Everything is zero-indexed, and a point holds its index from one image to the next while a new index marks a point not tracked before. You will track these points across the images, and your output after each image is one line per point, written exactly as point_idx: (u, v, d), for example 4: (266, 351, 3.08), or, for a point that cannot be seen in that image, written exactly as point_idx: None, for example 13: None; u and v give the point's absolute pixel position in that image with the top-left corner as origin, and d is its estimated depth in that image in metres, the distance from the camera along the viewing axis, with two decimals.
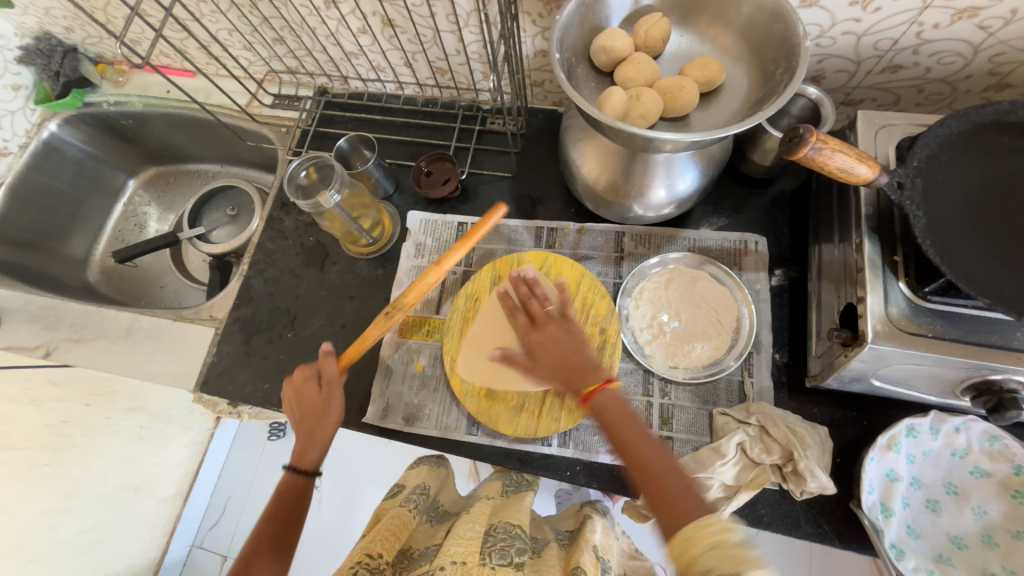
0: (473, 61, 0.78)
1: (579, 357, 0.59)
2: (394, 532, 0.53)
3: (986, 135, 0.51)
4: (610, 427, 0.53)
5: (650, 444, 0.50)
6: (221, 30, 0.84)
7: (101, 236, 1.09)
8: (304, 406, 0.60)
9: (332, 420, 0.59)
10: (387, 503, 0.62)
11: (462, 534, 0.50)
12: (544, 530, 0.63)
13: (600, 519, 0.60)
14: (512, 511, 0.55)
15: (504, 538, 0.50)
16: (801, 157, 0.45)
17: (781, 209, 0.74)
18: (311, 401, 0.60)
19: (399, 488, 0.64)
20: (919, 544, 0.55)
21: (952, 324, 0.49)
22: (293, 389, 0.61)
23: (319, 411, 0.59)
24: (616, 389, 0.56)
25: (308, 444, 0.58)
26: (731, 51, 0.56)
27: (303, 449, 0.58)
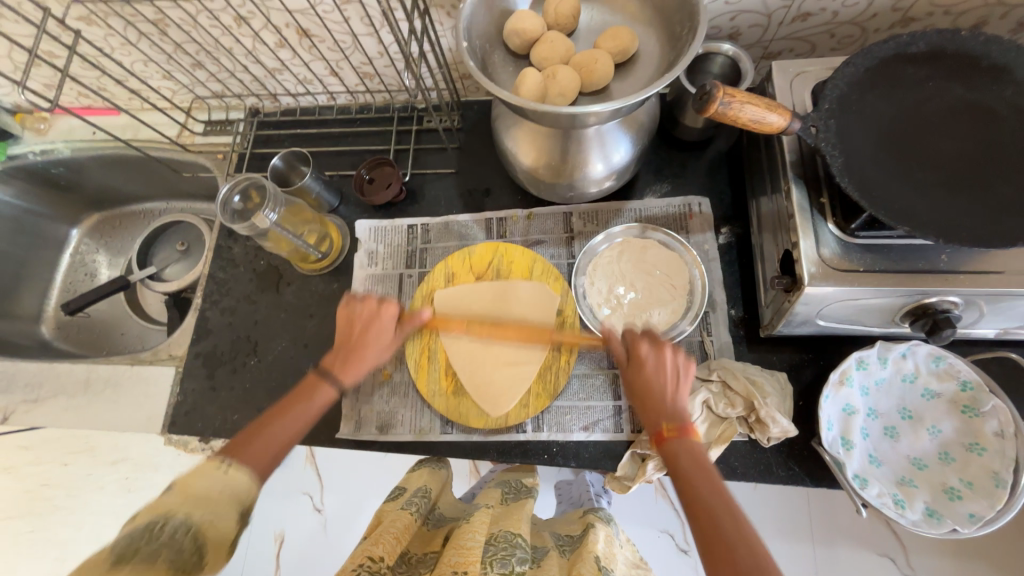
0: (397, 61, 0.77)
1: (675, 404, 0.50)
2: (395, 534, 0.51)
3: (891, 70, 0.53)
4: (679, 483, 0.44)
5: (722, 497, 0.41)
6: (136, 62, 0.82)
7: (51, 290, 1.05)
8: (366, 328, 0.60)
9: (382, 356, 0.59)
10: (388, 507, 0.60)
11: (463, 545, 0.49)
12: (545, 537, 0.62)
13: (604, 528, 0.60)
14: (513, 519, 0.54)
15: (504, 548, 0.49)
16: (713, 113, 0.45)
17: (720, 167, 0.75)
18: (380, 323, 0.60)
19: (399, 491, 0.62)
20: (882, 471, 0.56)
21: (881, 256, 0.51)
22: (366, 311, 0.61)
23: (369, 341, 0.59)
24: (698, 442, 0.47)
25: (353, 365, 0.58)
26: (640, 18, 0.57)
27: (337, 366, 0.57)
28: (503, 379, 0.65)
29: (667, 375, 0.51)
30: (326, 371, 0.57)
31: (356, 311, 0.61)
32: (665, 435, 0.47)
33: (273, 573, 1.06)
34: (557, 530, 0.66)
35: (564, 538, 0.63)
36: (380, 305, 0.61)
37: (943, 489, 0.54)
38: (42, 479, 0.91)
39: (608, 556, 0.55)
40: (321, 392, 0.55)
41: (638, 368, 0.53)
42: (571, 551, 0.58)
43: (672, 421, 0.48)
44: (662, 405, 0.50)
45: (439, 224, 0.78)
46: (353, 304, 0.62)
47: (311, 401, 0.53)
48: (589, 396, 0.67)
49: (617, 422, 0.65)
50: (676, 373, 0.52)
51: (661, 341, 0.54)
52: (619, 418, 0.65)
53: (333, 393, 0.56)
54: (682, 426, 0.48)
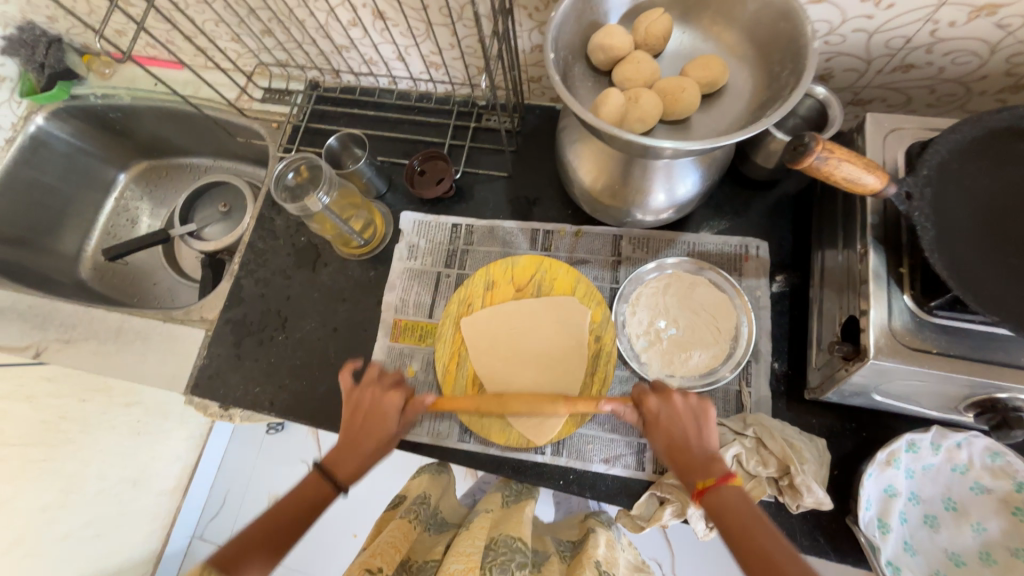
0: (467, 56, 0.75)
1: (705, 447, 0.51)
2: (395, 543, 0.51)
3: (1001, 142, 0.49)
4: (726, 530, 0.44)
5: (758, 524, 0.44)
6: (207, 21, 0.82)
7: (92, 231, 1.07)
8: (369, 417, 0.59)
9: (384, 443, 0.58)
10: (389, 513, 0.62)
11: (463, 550, 0.49)
12: (546, 542, 0.62)
13: (604, 532, 0.60)
14: (513, 525, 0.53)
15: (504, 553, 0.48)
16: (806, 166, 0.42)
17: (784, 212, 0.72)
18: (384, 413, 0.59)
19: (400, 499, 0.64)
20: (915, 560, 0.54)
21: (957, 340, 0.48)
22: (371, 395, 0.60)
23: (371, 433, 0.58)
24: (739, 488, 0.47)
25: (358, 459, 0.56)
26: (736, 51, 0.54)
27: (337, 462, 0.56)
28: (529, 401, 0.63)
29: (704, 436, 0.52)
30: (329, 470, 0.55)
31: (363, 397, 0.60)
32: (702, 488, 0.48)
33: None
34: (558, 534, 0.67)
35: (565, 543, 0.63)
36: (386, 392, 0.60)
37: None
38: None
39: (609, 559, 0.54)
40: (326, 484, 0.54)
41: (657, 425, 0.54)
42: (570, 556, 0.59)
43: (709, 469, 0.49)
44: (694, 457, 0.51)
45: (483, 227, 0.77)
46: (359, 393, 0.61)
47: (307, 499, 0.53)
48: (614, 429, 0.65)
49: (639, 460, 0.63)
50: (694, 416, 0.53)
51: (671, 389, 0.55)
52: (642, 456, 0.63)
53: (333, 493, 0.54)
54: (718, 472, 0.48)
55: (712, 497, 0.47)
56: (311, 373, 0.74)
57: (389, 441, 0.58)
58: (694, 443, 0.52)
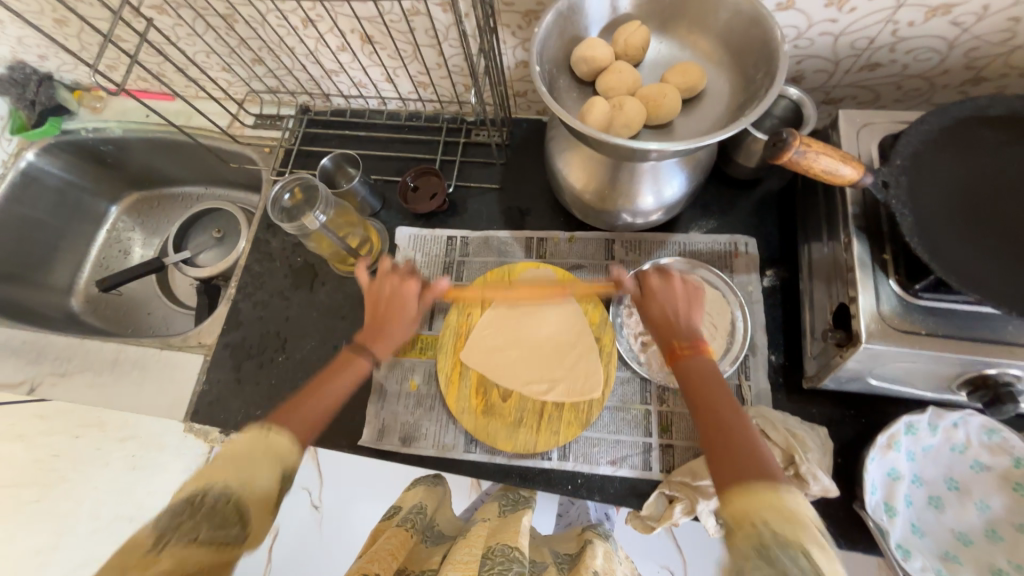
0: (454, 74, 0.78)
1: (688, 324, 0.52)
2: (392, 548, 0.49)
3: (967, 130, 0.52)
4: (686, 382, 0.48)
5: (727, 406, 0.45)
6: (199, 52, 0.84)
7: (85, 264, 1.07)
8: (389, 304, 0.59)
9: (409, 328, 0.60)
10: (384, 524, 0.59)
11: (459, 559, 0.48)
12: (543, 552, 0.60)
13: (603, 543, 0.58)
14: (511, 532, 0.52)
15: (502, 562, 0.47)
16: (786, 160, 0.44)
17: (769, 208, 0.74)
18: (404, 298, 0.60)
19: (395, 509, 0.61)
20: (924, 542, 0.54)
21: (944, 321, 0.49)
22: (390, 284, 0.60)
23: (397, 315, 0.59)
24: (710, 360, 0.49)
25: (382, 339, 0.58)
26: (712, 57, 0.57)
27: (370, 339, 0.58)
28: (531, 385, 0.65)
29: (681, 302, 0.54)
30: (360, 347, 0.57)
31: (381, 287, 0.61)
32: (681, 350, 0.50)
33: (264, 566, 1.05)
34: (556, 547, 0.64)
35: (563, 555, 0.61)
36: (403, 280, 0.60)
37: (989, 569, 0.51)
38: (52, 450, 0.90)
39: (606, 570, 0.53)
40: (355, 364, 0.55)
41: (649, 297, 0.55)
42: (569, 567, 0.57)
43: (685, 339, 0.51)
44: (679, 328, 0.52)
45: (478, 238, 0.78)
46: (377, 284, 0.61)
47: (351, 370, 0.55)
48: (619, 430, 0.65)
49: (645, 460, 0.63)
50: (687, 296, 0.54)
51: (666, 270, 0.57)
52: (648, 456, 0.64)
53: (367, 367, 0.56)
54: (696, 344, 0.50)
55: (684, 366, 0.49)
56: None
57: (412, 321, 0.60)
58: (663, 291, 0.55)
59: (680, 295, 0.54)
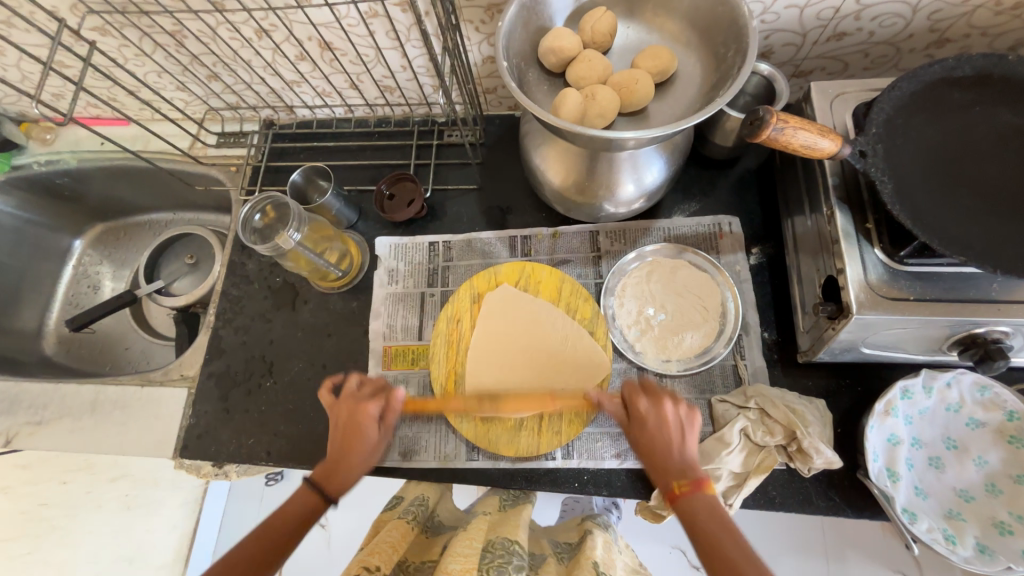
0: (420, 75, 0.76)
1: (677, 449, 0.50)
2: (394, 539, 0.51)
3: (937, 93, 0.52)
4: (697, 536, 0.44)
5: (728, 534, 0.43)
6: (149, 73, 0.80)
7: (53, 304, 1.02)
8: (346, 435, 0.55)
9: (371, 459, 0.55)
10: (385, 515, 0.60)
11: (459, 551, 0.48)
12: (543, 543, 0.61)
13: (602, 534, 0.58)
14: (510, 525, 0.53)
15: (501, 554, 0.47)
16: (765, 138, 0.44)
17: (749, 186, 0.74)
18: (362, 425, 0.55)
19: (398, 500, 0.65)
20: (927, 503, 0.55)
21: (931, 284, 0.50)
22: (347, 411, 0.57)
23: (356, 449, 0.54)
24: (710, 495, 0.46)
25: (343, 473, 0.53)
26: (681, 38, 0.56)
27: (325, 480, 0.53)
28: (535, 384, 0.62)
29: (670, 442, 0.50)
30: (316, 483, 0.52)
31: (340, 415, 0.57)
32: (677, 490, 0.47)
33: None
34: (555, 537, 0.64)
35: (562, 544, 0.61)
36: (362, 401, 0.57)
37: (992, 523, 0.52)
38: (37, 501, 0.86)
39: (606, 560, 0.52)
40: (327, 480, 0.53)
41: (638, 425, 0.52)
42: (569, 557, 0.57)
43: (679, 477, 0.48)
44: (670, 461, 0.49)
45: (461, 242, 0.76)
46: (337, 410, 0.58)
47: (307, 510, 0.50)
48: None
49: None
50: (680, 429, 0.51)
51: (661, 394, 0.53)
52: None
53: (359, 467, 0.55)
54: (692, 479, 0.47)
55: (684, 503, 0.46)
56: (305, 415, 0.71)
57: (376, 447, 0.56)
58: (650, 422, 0.52)
59: (668, 430, 0.51)
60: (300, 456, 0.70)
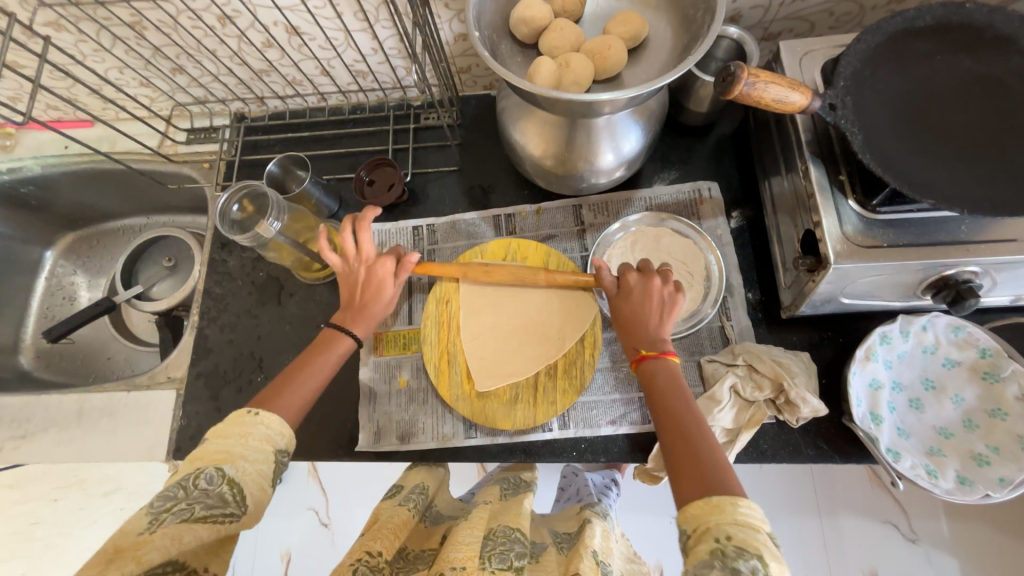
0: (392, 57, 0.75)
1: (658, 325, 0.53)
2: (394, 529, 0.49)
3: (900, 44, 0.53)
4: (657, 413, 0.46)
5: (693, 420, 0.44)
6: (110, 69, 0.77)
7: (28, 318, 0.99)
8: (365, 289, 0.58)
9: (386, 307, 0.59)
10: (384, 503, 0.56)
11: (461, 540, 0.48)
12: (542, 533, 0.60)
13: (600, 522, 0.57)
14: (513, 514, 0.51)
15: (503, 542, 0.47)
16: (738, 93, 0.44)
17: (726, 151, 0.75)
18: (379, 283, 0.58)
19: (396, 488, 0.59)
20: (910, 442, 0.57)
21: (903, 231, 0.51)
22: (367, 269, 0.59)
23: (372, 303, 0.58)
24: (675, 365, 0.50)
25: (366, 320, 0.58)
26: (650, 2, 0.56)
27: (350, 319, 0.57)
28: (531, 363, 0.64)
29: (651, 301, 0.54)
30: (338, 327, 0.56)
31: (355, 269, 0.60)
32: (644, 354, 0.51)
33: None
34: (555, 526, 0.63)
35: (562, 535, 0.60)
36: (377, 259, 0.59)
37: (971, 456, 0.54)
38: (29, 518, 0.84)
39: (604, 550, 0.52)
40: (339, 344, 0.55)
41: (624, 295, 0.56)
42: (568, 546, 0.55)
43: (650, 342, 0.52)
44: (643, 331, 0.52)
45: (445, 224, 0.76)
46: (356, 264, 0.60)
47: (332, 349, 0.54)
48: (614, 390, 0.66)
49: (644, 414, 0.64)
50: (663, 301, 0.54)
51: (654, 270, 0.56)
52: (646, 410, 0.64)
53: (349, 347, 0.56)
54: (660, 348, 0.51)
55: (643, 368, 0.50)
56: None
57: (390, 302, 0.60)
58: (632, 297, 0.54)
59: (647, 306, 0.53)
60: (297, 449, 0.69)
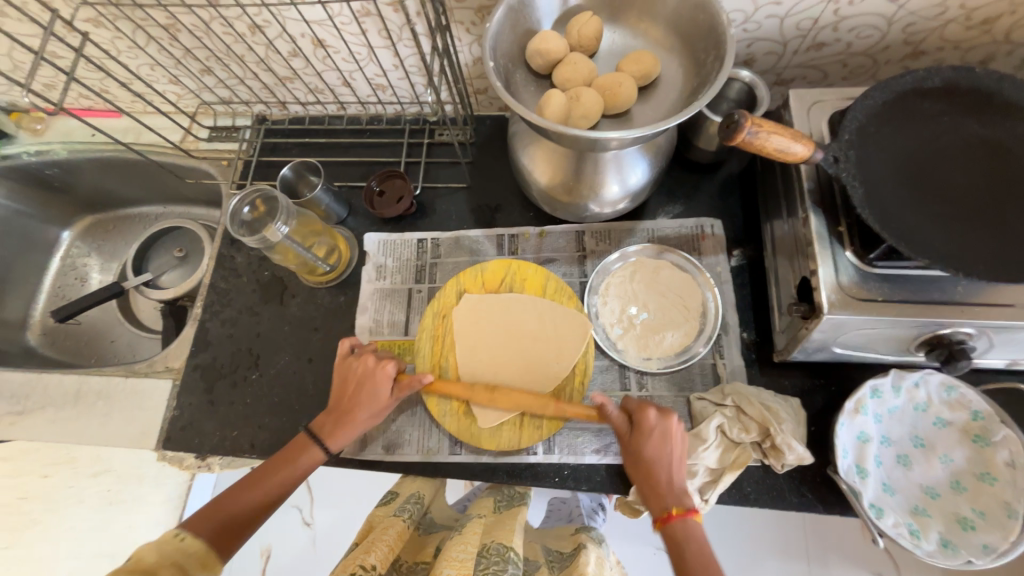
0: (412, 74, 0.77)
1: (673, 485, 0.52)
2: (388, 542, 0.51)
3: (907, 103, 0.54)
4: (679, 566, 0.48)
5: None
6: (142, 65, 0.80)
7: (38, 296, 1.01)
8: (359, 386, 0.60)
9: (377, 415, 0.60)
10: (380, 511, 0.60)
11: (454, 556, 0.48)
12: (535, 550, 0.60)
13: (595, 549, 0.57)
14: (505, 531, 0.52)
15: (497, 561, 0.47)
16: (739, 141, 0.45)
17: (732, 190, 0.76)
18: (375, 381, 0.60)
19: (392, 496, 0.64)
20: (896, 500, 0.56)
21: (899, 287, 0.52)
22: (362, 366, 0.61)
23: (359, 402, 0.59)
24: (700, 523, 0.51)
25: (337, 426, 0.59)
26: (664, 44, 0.57)
27: (330, 429, 0.59)
28: (519, 381, 0.65)
29: (673, 449, 0.53)
30: (315, 434, 0.59)
31: (353, 367, 0.61)
32: (674, 512, 0.51)
33: None
34: (548, 543, 0.63)
35: (554, 552, 0.60)
36: (379, 362, 0.60)
37: (956, 518, 0.54)
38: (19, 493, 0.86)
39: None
40: (306, 455, 0.57)
41: (641, 437, 0.54)
42: (560, 567, 0.56)
43: (676, 502, 0.51)
44: (664, 489, 0.52)
45: (449, 239, 0.77)
46: (348, 363, 0.62)
47: (296, 464, 0.57)
48: (602, 418, 0.66)
49: None
50: (680, 441, 0.54)
51: (666, 408, 0.55)
52: None
53: (324, 457, 0.58)
54: (686, 507, 0.51)
55: (668, 531, 0.50)
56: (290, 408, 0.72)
57: (381, 407, 0.60)
58: (649, 448, 0.53)
59: (667, 450, 0.53)
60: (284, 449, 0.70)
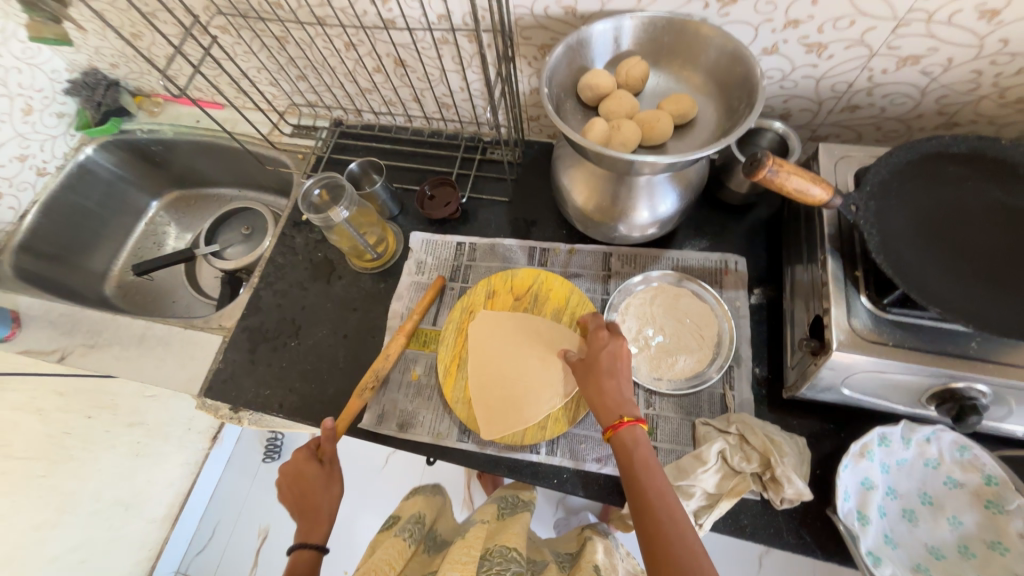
0: (475, 97, 0.86)
1: (612, 392, 0.57)
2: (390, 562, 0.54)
3: (932, 165, 0.57)
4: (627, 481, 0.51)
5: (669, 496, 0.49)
6: (251, 68, 0.94)
7: (121, 253, 1.15)
8: (301, 481, 0.59)
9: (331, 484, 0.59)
10: (383, 534, 0.61)
11: (458, 558, 0.50)
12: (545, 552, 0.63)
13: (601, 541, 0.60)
14: (508, 535, 0.56)
15: (499, 563, 0.51)
16: (761, 177, 0.50)
17: (759, 233, 0.79)
18: (306, 464, 0.59)
19: (393, 520, 0.64)
20: (897, 553, 0.55)
21: (912, 335, 0.53)
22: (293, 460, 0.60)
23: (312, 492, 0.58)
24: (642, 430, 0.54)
25: (313, 521, 0.56)
26: (703, 89, 0.64)
27: (306, 527, 0.56)
28: (517, 420, 0.66)
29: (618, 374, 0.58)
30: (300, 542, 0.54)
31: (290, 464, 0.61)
32: (624, 421, 0.54)
33: (250, 566, 1.19)
34: (557, 549, 0.67)
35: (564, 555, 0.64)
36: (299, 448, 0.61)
37: None
38: None
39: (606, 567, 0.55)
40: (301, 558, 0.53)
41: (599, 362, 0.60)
42: (570, 567, 0.60)
43: (627, 412, 0.55)
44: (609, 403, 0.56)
45: (486, 245, 0.84)
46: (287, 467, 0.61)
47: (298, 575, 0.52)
48: None
49: None
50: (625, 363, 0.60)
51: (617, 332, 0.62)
52: None
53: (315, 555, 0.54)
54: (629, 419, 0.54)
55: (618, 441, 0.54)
56: (320, 376, 0.78)
57: (331, 479, 0.59)
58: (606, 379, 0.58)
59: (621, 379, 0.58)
60: (308, 413, 0.76)
